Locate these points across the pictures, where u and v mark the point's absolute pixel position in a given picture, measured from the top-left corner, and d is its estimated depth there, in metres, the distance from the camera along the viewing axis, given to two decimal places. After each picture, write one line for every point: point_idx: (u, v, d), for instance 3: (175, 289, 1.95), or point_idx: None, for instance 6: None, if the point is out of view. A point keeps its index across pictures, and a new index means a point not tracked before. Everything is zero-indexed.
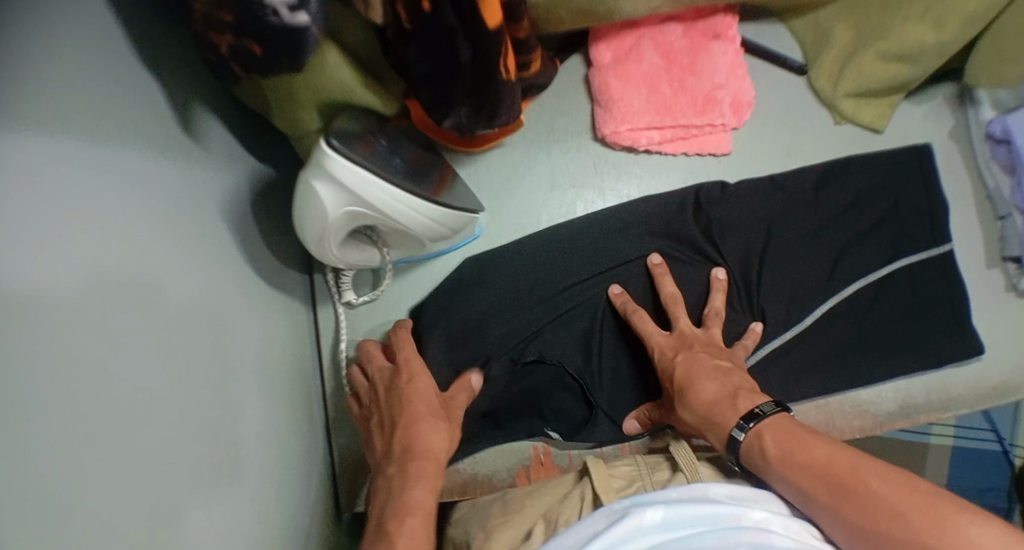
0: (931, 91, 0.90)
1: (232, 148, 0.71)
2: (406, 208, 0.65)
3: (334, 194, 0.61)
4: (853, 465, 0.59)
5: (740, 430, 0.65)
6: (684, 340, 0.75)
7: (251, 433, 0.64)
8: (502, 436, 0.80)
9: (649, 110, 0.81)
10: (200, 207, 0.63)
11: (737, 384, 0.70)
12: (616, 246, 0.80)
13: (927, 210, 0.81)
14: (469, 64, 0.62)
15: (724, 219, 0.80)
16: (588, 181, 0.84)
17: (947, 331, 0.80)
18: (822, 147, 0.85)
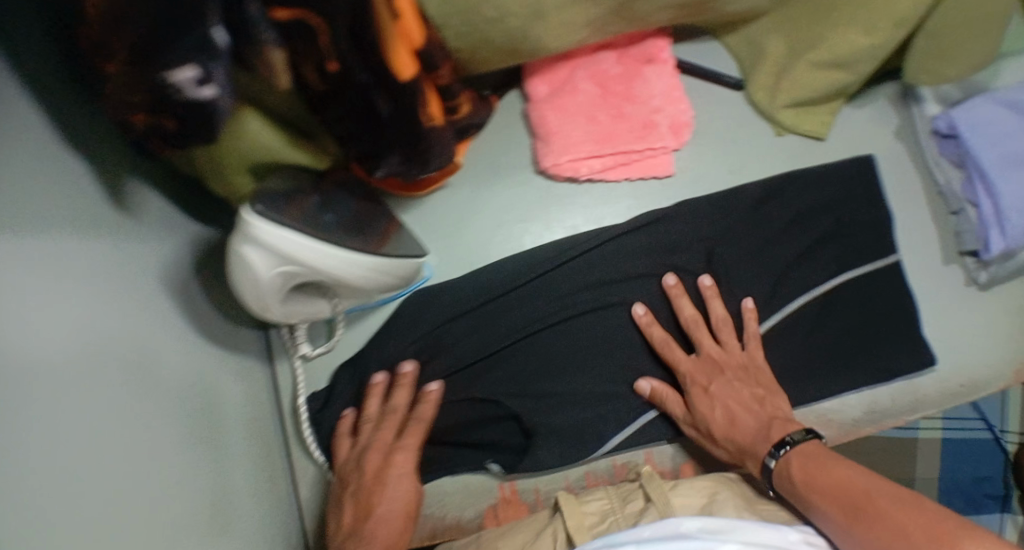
0: (874, 93, 0.89)
1: (169, 216, 0.70)
2: (342, 263, 0.65)
3: (263, 257, 0.60)
4: (869, 491, 0.63)
5: (771, 457, 0.69)
6: (713, 363, 0.77)
7: (215, 505, 0.63)
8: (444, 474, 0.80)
9: (588, 140, 0.81)
10: (140, 280, 0.61)
11: (771, 414, 0.74)
12: (563, 276, 0.80)
13: (872, 223, 0.82)
14: (391, 119, 0.62)
15: (666, 243, 0.81)
16: (535, 215, 0.84)
17: (899, 341, 0.81)
18: (765, 161, 0.86)
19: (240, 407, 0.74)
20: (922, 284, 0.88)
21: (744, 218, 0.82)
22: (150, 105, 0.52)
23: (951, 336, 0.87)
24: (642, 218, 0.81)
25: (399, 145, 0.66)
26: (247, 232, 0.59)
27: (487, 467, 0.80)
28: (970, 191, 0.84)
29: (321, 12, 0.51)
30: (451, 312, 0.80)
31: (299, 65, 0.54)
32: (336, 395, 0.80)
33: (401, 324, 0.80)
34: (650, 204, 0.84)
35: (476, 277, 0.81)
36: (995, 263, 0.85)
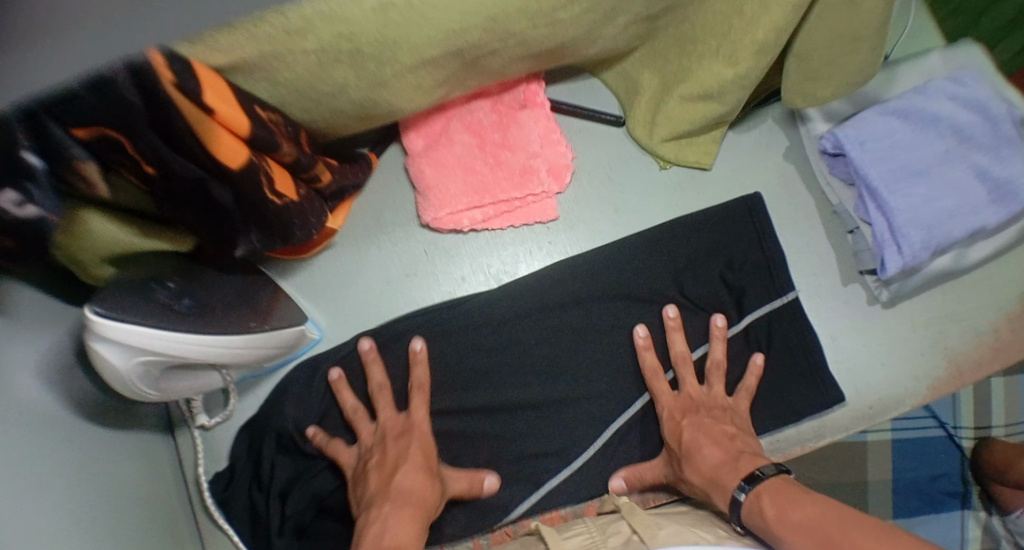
0: (760, 115, 0.88)
1: (60, 306, 0.68)
2: (206, 343, 0.65)
3: (121, 351, 0.60)
4: (844, 526, 0.57)
5: (741, 491, 0.66)
6: (691, 401, 0.79)
7: None
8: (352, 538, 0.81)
9: (466, 192, 0.81)
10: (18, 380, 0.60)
11: (740, 448, 0.73)
12: (436, 344, 0.82)
13: (763, 262, 0.84)
14: (236, 204, 0.64)
15: (552, 300, 0.84)
16: (423, 270, 0.84)
17: (796, 377, 0.84)
18: (649, 196, 0.86)
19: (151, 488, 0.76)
20: (820, 307, 0.87)
21: (631, 270, 0.84)
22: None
23: (851, 356, 0.87)
24: (515, 285, 0.83)
25: (255, 225, 0.67)
26: (97, 332, 0.58)
27: None
28: (862, 210, 0.82)
29: (124, 125, 0.51)
30: (329, 394, 0.83)
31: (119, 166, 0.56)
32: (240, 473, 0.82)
33: (292, 392, 0.82)
34: (536, 249, 0.85)
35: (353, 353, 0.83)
36: (895, 281, 0.83)
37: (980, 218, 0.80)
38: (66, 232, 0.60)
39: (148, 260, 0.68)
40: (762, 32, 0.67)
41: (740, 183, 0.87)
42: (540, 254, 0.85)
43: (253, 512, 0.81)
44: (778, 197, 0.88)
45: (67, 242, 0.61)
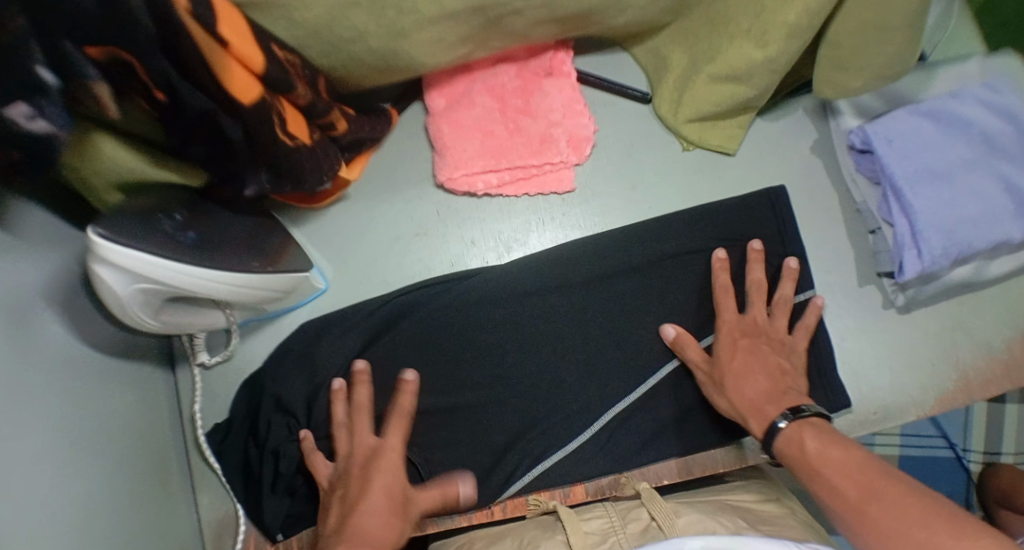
0: (790, 105, 0.86)
1: (56, 228, 0.70)
2: (206, 277, 0.66)
3: (120, 277, 0.61)
4: (888, 483, 0.59)
5: (782, 419, 0.68)
6: (755, 328, 0.77)
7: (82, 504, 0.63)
8: None
9: (483, 154, 0.81)
10: (26, 301, 0.62)
11: (786, 386, 0.73)
12: (438, 316, 0.81)
13: (780, 254, 0.81)
14: (245, 143, 0.63)
15: (566, 277, 0.81)
16: (433, 231, 0.83)
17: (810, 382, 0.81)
18: (669, 176, 0.84)
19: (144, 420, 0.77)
20: (833, 306, 0.85)
21: (649, 255, 0.81)
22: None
23: (861, 360, 0.84)
24: (524, 263, 0.82)
25: (264, 166, 0.67)
26: (96, 254, 0.58)
27: None
28: (885, 210, 0.80)
29: (133, 46, 0.52)
30: (359, 348, 0.81)
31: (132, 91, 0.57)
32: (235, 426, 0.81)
33: (294, 353, 0.81)
34: (548, 221, 0.83)
35: (356, 318, 0.81)
36: (912, 286, 0.81)
37: (1006, 228, 0.77)
38: (73, 150, 0.61)
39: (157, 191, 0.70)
40: (794, 15, 0.66)
41: (765, 172, 0.85)
42: (552, 225, 0.84)
43: (245, 468, 0.80)
44: (802, 190, 0.85)
45: (75, 161, 0.62)
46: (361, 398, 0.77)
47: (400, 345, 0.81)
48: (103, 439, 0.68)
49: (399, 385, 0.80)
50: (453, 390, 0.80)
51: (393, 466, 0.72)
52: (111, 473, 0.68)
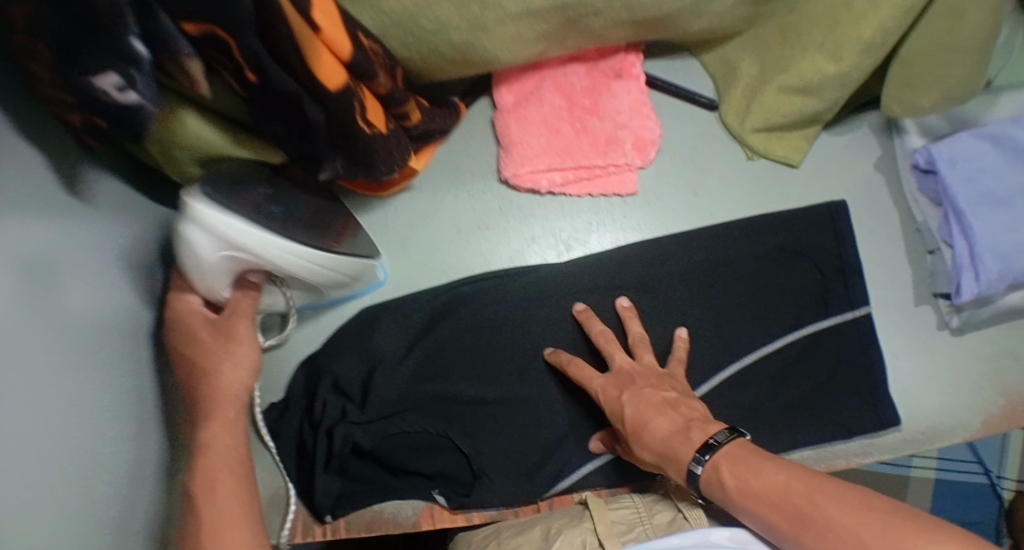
0: (854, 121, 0.86)
1: (128, 199, 0.71)
2: (283, 248, 0.64)
3: (206, 238, 0.61)
4: (811, 492, 0.58)
5: (697, 464, 0.64)
6: (623, 376, 0.74)
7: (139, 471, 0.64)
8: (387, 492, 0.80)
9: (548, 152, 0.82)
10: (93, 264, 0.62)
11: (688, 416, 0.68)
12: (497, 308, 0.82)
13: (838, 269, 0.81)
14: (326, 127, 0.64)
15: (625, 278, 0.81)
16: (495, 224, 0.84)
17: (862, 400, 0.80)
18: (732, 184, 0.84)
19: None
20: (888, 324, 0.84)
21: (711, 261, 0.81)
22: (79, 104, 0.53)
23: (912, 379, 0.84)
24: (581, 263, 0.82)
25: (340, 150, 0.68)
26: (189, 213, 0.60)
27: (433, 498, 0.80)
28: (946, 232, 0.80)
29: (234, 23, 0.53)
30: (415, 334, 0.82)
31: (223, 71, 0.58)
32: (292, 405, 0.82)
33: (351, 335, 0.82)
34: (609, 221, 0.84)
35: (412, 306, 0.82)
36: (966, 309, 0.81)
37: None
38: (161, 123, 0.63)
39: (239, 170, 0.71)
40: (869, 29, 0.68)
41: (828, 185, 0.85)
42: (613, 226, 0.84)
43: (298, 445, 0.81)
44: (863, 207, 0.85)
45: (162, 135, 0.64)
46: (207, 339, 0.67)
47: (456, 335, 0.82)
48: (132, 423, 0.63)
49: (449, 372, 0.81)
50: (506, 382, 0.81)
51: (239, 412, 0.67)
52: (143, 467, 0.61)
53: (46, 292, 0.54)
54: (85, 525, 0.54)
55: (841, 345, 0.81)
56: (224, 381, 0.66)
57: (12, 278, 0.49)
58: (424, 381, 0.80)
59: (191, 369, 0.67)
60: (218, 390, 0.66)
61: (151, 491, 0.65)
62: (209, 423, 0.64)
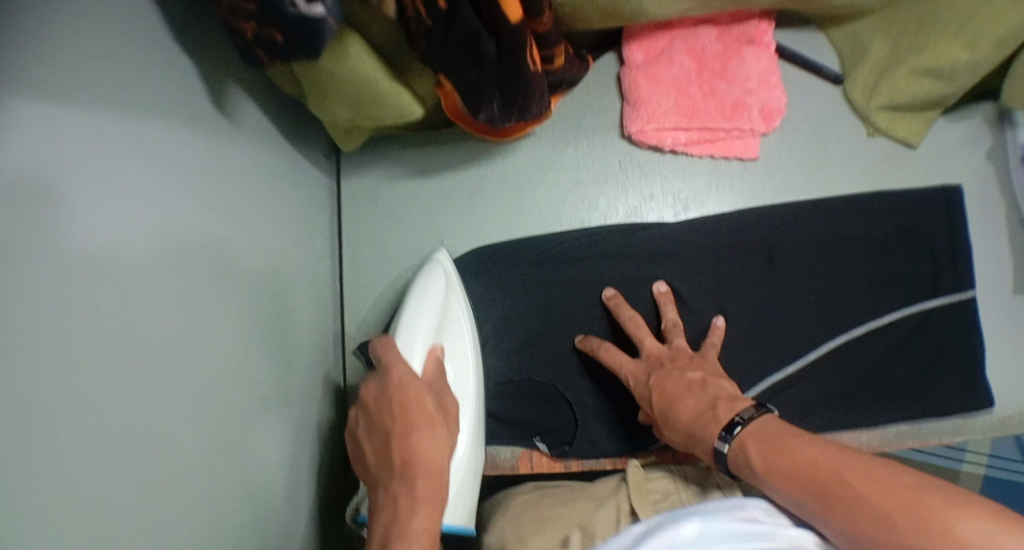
0: (969, 110, 0.87)
1: (258, 124, 0.71)
2: (458, 303, 0.75)
3: (444, 278, 0.76)
4: (835, 470, 0.60)
5: (724, 443, 0.67)
6: (653, 360, 0.77)
7: (253, 393, 0.64)
8: (502, 440, 0.83)
9: (675, 112, 0.82)
10: (220, 180, 0.62)
11: (715, 394, 0.71)
12: (610, 270, 0.83)
13: (949, 251, 0.83)
14: (496, 61, 0.64)
15: (738, 244, 0.83)
16: (612, 178, 0.85)
17: (961, 383, 0.82)
18: (848, 159, 0.85)
19: (310, 324, 0.78)
20: (987, 311, 0.85)
21: (823, 233, 0.83)
22: (260, 16, 0.53)
23: (1009, 370, 0.84)
24: (700, 222, 0.83)
25: (500, 89, 0.68)
26: (431, 269, 0.76)
27: (535, 446, 0.84)
28: None
29: None
30: (523, 290, 0.84)
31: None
32: None
33: (471, 275, 0.84)
34: (728, 185, 0.85)
35: (523, 254, 0.84)
36: None
37: None
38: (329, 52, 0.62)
39: (385, 103, 0.70)
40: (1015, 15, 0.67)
41: (942, 169, 0.86)
42: (731, 191, 0.85)
43: None
44: (974, 194, 0.86)
45: (326, 65, 0.63)
46: (413, 403, 0.62)
47: (570, 290, 0.83)
48: (244, 344, 0.63)
49: (561, 330, 0.83)
50: (618, 335, 0.83)
51: (438, 481, 0.59)
52: (240, 395, 0.62)
53: (126, 222, 0.47)
54: (195, 447, 0.54)
55: (947, 329, 0.82)
56: (435, 446, 0.61)
57: (137, 186, 0.49)
58: (541, 332, 0.83)
59: (410, 438, 0.60)
60: (435, 467, 0.60)
61: (260, 417, 0.65)
62: (425, 485, 0.58)
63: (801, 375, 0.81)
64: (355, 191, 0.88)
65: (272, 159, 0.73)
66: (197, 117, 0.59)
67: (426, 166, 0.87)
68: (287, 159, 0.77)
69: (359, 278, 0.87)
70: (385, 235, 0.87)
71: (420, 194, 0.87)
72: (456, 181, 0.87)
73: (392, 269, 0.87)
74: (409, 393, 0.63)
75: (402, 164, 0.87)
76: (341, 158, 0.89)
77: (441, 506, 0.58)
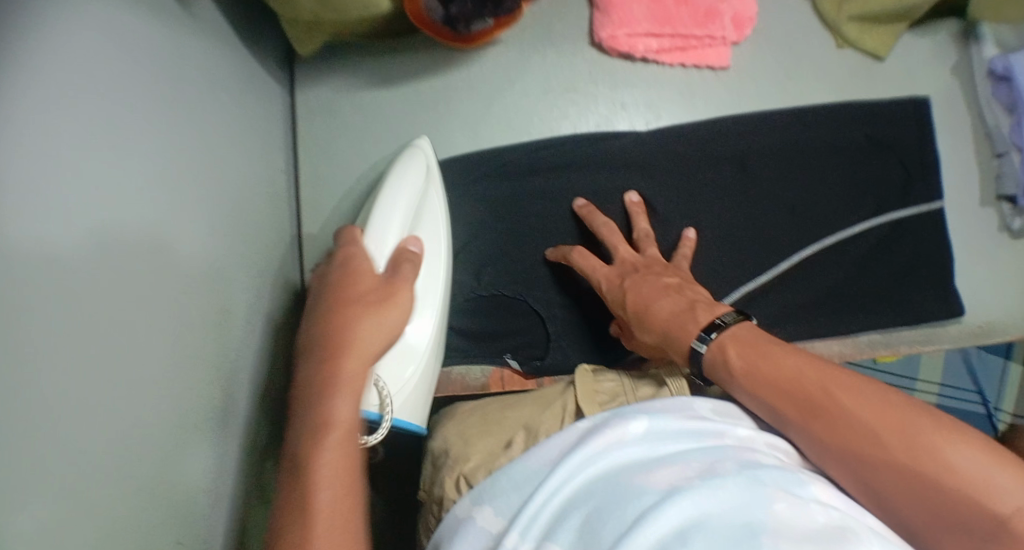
0: (935, 25, 0.87)
1: (215, 14, 0.66)
2: (435, 196, 0.73)
3: (424, 165, 0.74)
4: (822, 384, 0.59)
5: (702, 343, 0.65)
6: (626, 267, 0.75)
7: (211, 292, 0.59)
8: (472, 357, 0.81)
9: (648, 18, 0.80)
10: (183, 58, 0.57)
11: (693, 297, 0.69)
12: (584, 180, 0.80)
13: (919, 161, 0.82)
14: None
15: (711, 155, 0.81)
16: (582, 88, 0.83)
17: (932, 292, 0.82)
18: (820, 72, 0.85)
19: (267, 235, 0.74)
20: (955, 223, 0.86)
21: (795, 143, 0.82)
22: None
23: (974, 281, 0.86)
24: (672, 130, 0.81)
25: None
26: (411, 152, 0.75)
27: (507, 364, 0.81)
28: (1018, 136, 0.81)
29: None
30: (490, 202, 0.81)
31: None
32: None
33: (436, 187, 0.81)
34: (699, 94, 0.84)
35: (491, 165, 0.81)
36: None
37: None
38: None
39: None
40: None
41: (910, 82, 0.86)
42: (702, 102, 0.84)
43: None
44: (941, 108, 0.87)
45: None
46: (352, 283, 0.62)
47: (541, 202, 0.81)
48: (202, 237, 0.58)
49: (532, 242, 0.81)
50: (591, 244, 0.81)
51: (362, 366, 0.58)
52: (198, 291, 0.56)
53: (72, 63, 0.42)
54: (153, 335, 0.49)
55: (917, 242, 0.82)
56: (368, 325, 0.59)
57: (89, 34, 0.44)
58: (511, 245, 0.80)
59: (342, 316, 0.59)
60: (359, 349, 0.59)
61: (216, 320, 0.60)
62: (349, 369, 0.58)
63: (775, 286, 0.81)
64: (312, 104, 0.84)
65: (230, 55, 0.68)
66: None
67: (388, 75, 0.83)
68: (243, 58, 0.72)
69: (317, 194, 0.83)
70: (345, 149, 0.83)
71: (382, 105, 0.83)
72: (420, 92, 0.83)
73: (353, 185, 0.83)
74: (347, 275, 0.63)
75: (362, 74, 0.84)
76: (295, 67, 0.84)
77: (361, 389, 0.58)
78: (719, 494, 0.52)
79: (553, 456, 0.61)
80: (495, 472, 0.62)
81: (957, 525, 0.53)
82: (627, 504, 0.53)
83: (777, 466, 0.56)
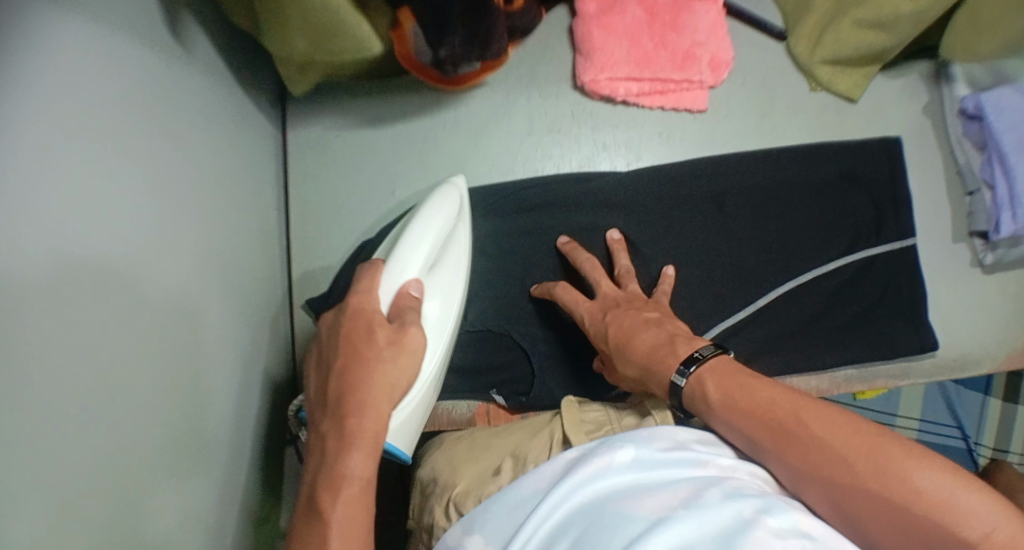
0: (906, 67, 0.90)
1: (212, 61, 0.68)
2: (462, 231, 0.76)
3: (456, 202, 0.76)
4: (795, 410, 0.61)
5: (680, 376, 0.67)
6: (608, 301, 0.77)
7: (203, 334, 0.61)
8: (464, 388, 0.83)
9: (629, 61, 0.83)
10: (181, 110, 0.60)
11: (673, 331, 0.71)
12: (566, 218, 0.83)
13: (890, 199, 0.85)
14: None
15: (690, 193, 0.84)
16: (565, 128, 0.86)
17: (905, 324, 0.85)
18: (795, 112, 0.88)
19: (257, 272, 0.76)
20: (930, 258, 0.89)
21: (773, 182, 0.85)
22: None
23: (946, 314, 0.88)
24: (649, 171, 0.84)
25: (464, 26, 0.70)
26: (445, 189, 0.77)
27: (492, 397, 0.83)
28: (988, 172, 0.84)
29: None
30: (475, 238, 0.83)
31: None
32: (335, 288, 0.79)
33: None
34: (677, 134, 0.87)
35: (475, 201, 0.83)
36: (1002, 246, 0.86)
37: None
38: None
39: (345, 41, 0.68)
40: None
41: (882, 122, 0.89)
42: (681, 143, 0.87)
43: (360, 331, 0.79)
44: (914, 146, 0.90)
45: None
46: (363, 335, 0.62)
47: (525, 240, 0.83)
48: (195, 280, 0.60)
49: (517, 278, 0.83)
50: (575, 275, 0.83)
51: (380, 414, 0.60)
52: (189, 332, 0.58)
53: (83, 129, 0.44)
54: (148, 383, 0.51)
55: (893, 274, 0.85)
56: (382, 372, 0.61)
57: (94, 98, 0.46)
58: (496, 281, 0.83)
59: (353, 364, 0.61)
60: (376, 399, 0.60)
61: (206, 359, 0.62)
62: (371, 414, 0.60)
63: (753, 319, 0.83)
64: (302, 142, 0.86)
65: (227, 102, 0.71)
66: (158, 46, 0.56)
67: (377, 116, 0.86)
68: (238, 102, 0.74)
69: (307, 230, 0.86)
70: (335, 187, 0.86)
71: (371, 145, 0.86)
72: (408, 132, 0.86)
73: (342, 222, 0.86)
74: (355, 326, 0.63)
75: (352, 115, 0.86)
76: (287, 109, 0.87)
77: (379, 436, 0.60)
78: (702, 523, 0.53)
79: (542, 485, 0.62)
80: (488, 499, 0.63)
81: (925, 546, 0.55)
82: (614, 532, 0.54)
83: (759, 495, 0.57)
